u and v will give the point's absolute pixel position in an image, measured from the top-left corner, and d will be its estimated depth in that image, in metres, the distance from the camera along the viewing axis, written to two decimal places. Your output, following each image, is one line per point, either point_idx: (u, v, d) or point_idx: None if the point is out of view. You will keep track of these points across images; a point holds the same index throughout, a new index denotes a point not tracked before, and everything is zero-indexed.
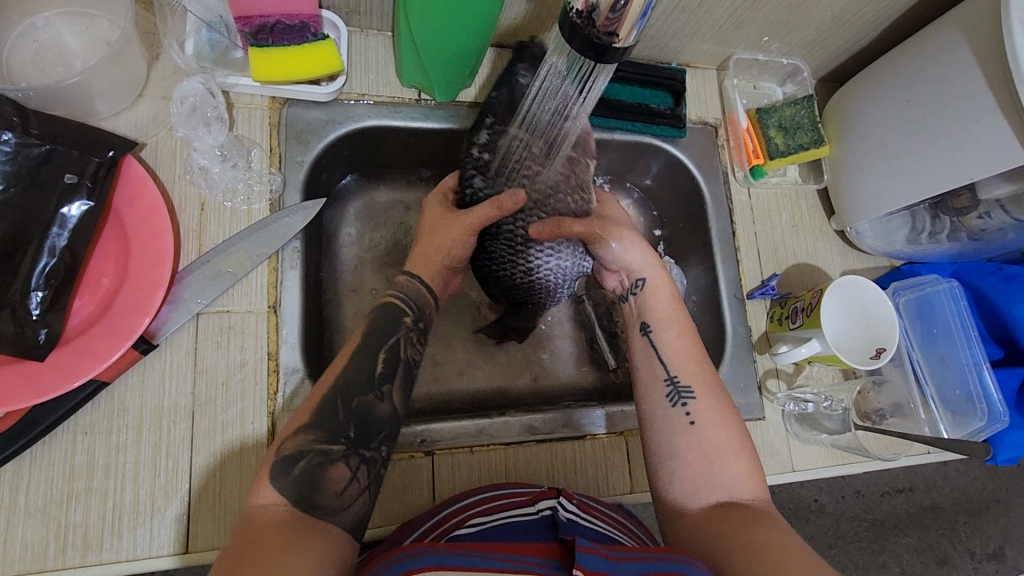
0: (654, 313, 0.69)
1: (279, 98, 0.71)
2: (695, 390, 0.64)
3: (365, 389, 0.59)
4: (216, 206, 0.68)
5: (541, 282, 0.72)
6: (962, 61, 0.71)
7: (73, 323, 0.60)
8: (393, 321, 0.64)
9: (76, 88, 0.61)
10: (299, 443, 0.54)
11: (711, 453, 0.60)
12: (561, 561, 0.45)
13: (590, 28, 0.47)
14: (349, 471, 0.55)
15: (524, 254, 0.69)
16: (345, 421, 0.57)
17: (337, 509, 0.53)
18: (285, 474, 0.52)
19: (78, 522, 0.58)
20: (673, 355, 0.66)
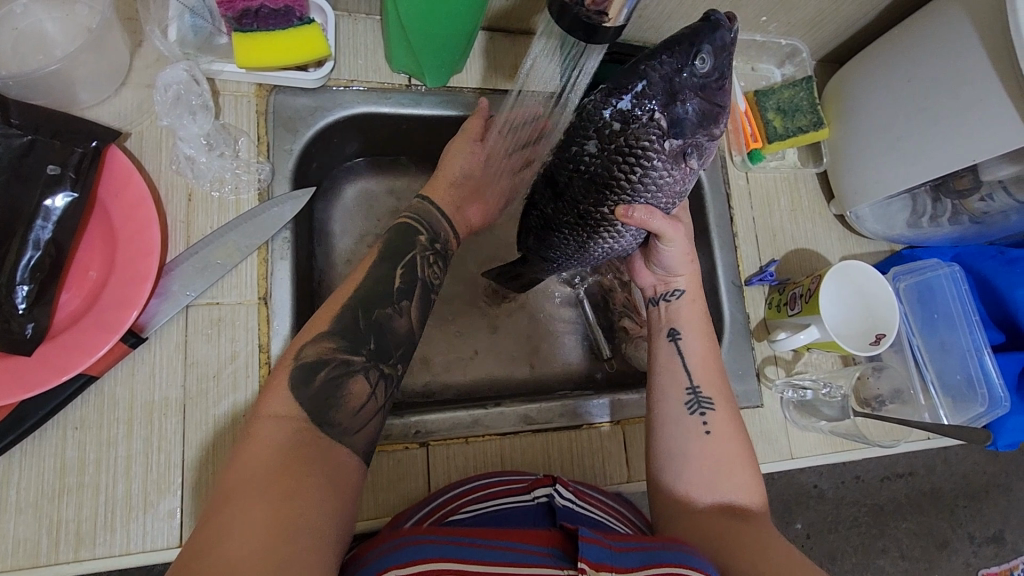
0: (684, 322, 0.68)
1: (266, 85, 0.70)
2: (715, 401, 0.64)
3: (387, 301, 0.59)
4: (204, 196, 0.67)
5: (595, 254, 0.66)
6: (965, 38, 0.69)
7: (60, 317, 0.59)
8: (408, 239, 0.63)
9: (57, 76, 0.59)
10: (320, 352, 0.54)
11: (720, 464, 0.62)
12: (564, 550, 0.46)
13: (579, 8, 0.45)
14: (367, 387, 0.55)
15: (596, 234, 0.62)
16: (366, 332, 0.56)
17: (349, 431, 0.52)
18: (306, 384, 0.52)
19: (71, 516, 0.57)
20: (697, 364, 0.66)
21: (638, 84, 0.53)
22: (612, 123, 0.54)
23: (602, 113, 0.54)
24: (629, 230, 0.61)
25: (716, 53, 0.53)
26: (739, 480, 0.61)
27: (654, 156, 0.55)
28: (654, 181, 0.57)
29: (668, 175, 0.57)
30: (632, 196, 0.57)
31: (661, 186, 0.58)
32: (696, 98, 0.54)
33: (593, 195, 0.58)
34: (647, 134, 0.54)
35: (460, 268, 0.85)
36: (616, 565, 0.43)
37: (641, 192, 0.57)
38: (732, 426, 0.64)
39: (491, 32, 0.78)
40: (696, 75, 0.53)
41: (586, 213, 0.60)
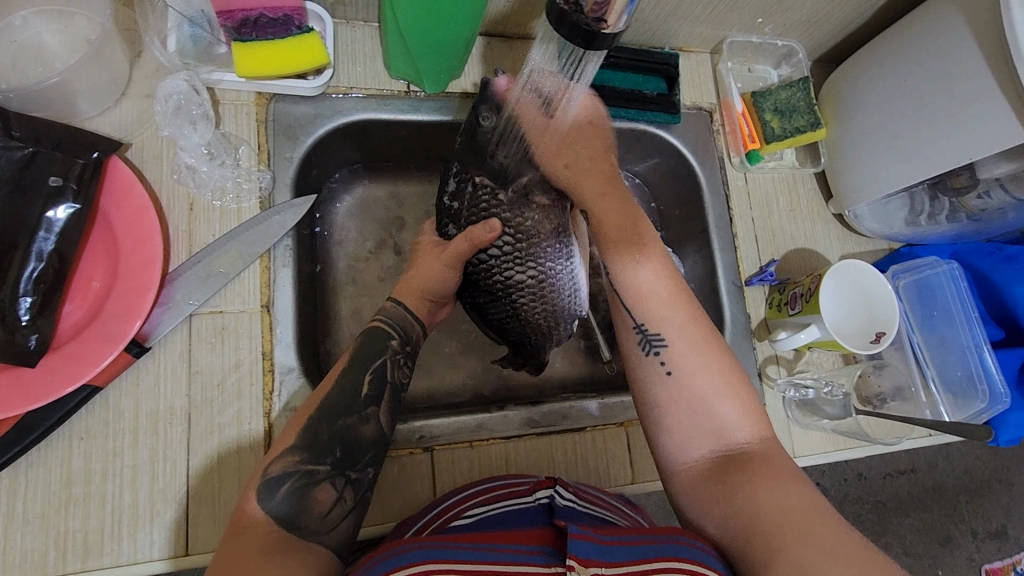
0: (619, 250, 0.64)
1: (266, 93, 0.70)
2: (665, 334, 0.61)
3: (350, 410, 0.57)
4: (205, 205, 0.67)
5: (550, 321, 0.66)
6: (960, 36, 0.70)
7: (63, 328, 0.59)
8: (379, 345, 0.62)
9: (57, 88, 0.60)
10: (285, 467, 0.52)
11: (699, 399, 0.58)
12: (555, 548, 0.46)
13: (578, 15, 0.45)
14: (335, 492, 0.53)
15: (526, 302, 0.64)
16: (329, 443, 0.55)
17: (320, 530, 0.51)
18: (272, 495, 0.51)
19: (77, 527, 0.57)
20: (639, 298, 0.63)
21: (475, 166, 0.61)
22: (455, 205, 0.63)
23: (453, 223, 0.63)
24: (540, 275, 0.63)
25: (500, 106, 0.61)
26: (734, 409, 0.58)
27: (505, 214, 0.61)
28: (519, 224, 0.61)
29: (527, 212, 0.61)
30: (512, 254, 0.62)
31: (530, 227, 0.61)
32: (501, 146, 0.60)
33: (479, 266, 0.63)
34: (488, 202, 0.61)
35: None
36: (604, 561, 0.44)
37: (517, 244, 0.61)
38: (704, 354, 0.60)
39: (489, 37, 0.78)
40: (486, 128, 0.60)
41: (489, 285, 0.64)
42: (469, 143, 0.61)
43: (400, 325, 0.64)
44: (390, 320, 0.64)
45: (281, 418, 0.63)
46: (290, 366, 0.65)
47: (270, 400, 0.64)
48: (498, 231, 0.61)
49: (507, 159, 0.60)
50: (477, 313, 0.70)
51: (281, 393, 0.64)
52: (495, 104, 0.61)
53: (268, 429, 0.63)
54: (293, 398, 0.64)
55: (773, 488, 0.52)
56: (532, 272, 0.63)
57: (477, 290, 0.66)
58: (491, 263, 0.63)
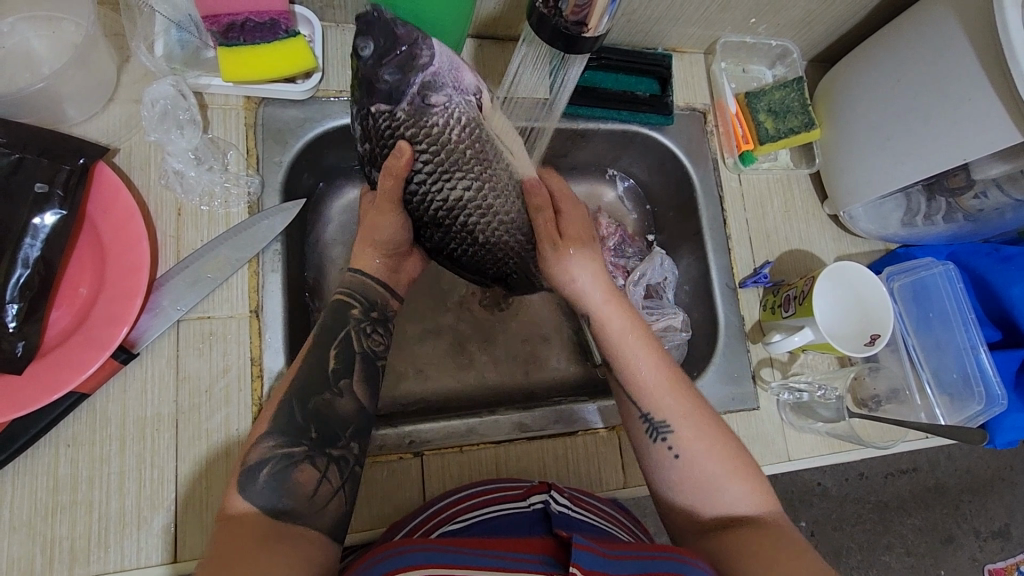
0: (625, 352, 0.62)
1: (254, 97, 0.70)
2: (672, 423, 0.59)
3: (321, 387, 0.57)
4: (193, 210, 0.66)
5: (506, 237, 0.64)
6: (953, 36, 0.69)
7: (50, 335, 0.59)
8: (342, 315, 0.62)
9: (43, 94, 0.59)
10: (262, 453, 0.52)
11: (707, 480, 0.57)
12: (557, 558, 0.45)
13: (558, 19, 0.45)
14: (317, 472, 0.53)
15: (475, 219, 0.61)
16: (306, 423, 0.55)
17: (308, 513, 0.51)
18: (253, 481, 0.51)
19: (64, 534, 0.57)
20: (651, 386, 0.60)
21: (374, 102, 0.55)
22: (366, 144, 0.58)
23: (376, 167, 0.59)
24: (478, 184, 0.58)
25: (382, 34, 0.53)
26: (742, 489, 0.57)
27: (410, 130, 0.55)
28: (432, 135, 0.55)
29: (433, 120, 0.55)
30: (439, 169, 0.57)
31: (443, 131, 0.55)
32: (390, 65, 0.53)
33: (413, 198, 0.59)
34: (395, 129, 0.55)
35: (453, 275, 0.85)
36: (609, 571, 0.43)
37: (438, 156, 0.56)
38: (711, 435, 0.59)
39: (479, 39, 0.78)
40: (367, 54, 0.54)
41: (433, 216, 0.60)
42: (357, 76, 0.55)
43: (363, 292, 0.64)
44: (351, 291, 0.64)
45: None
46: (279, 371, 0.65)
47: (258, 406, 0.64)
48: (410, 155, 0.55)
49: (395, 79, 0.53)
50: (430, 247, 0.65)
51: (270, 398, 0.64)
52: (374, 31, 0.54)
53: None
54: None
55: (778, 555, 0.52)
56: (470, 183, 0.58)
57: (424, 225, 0.62)
58: (426, 193, 0.58)
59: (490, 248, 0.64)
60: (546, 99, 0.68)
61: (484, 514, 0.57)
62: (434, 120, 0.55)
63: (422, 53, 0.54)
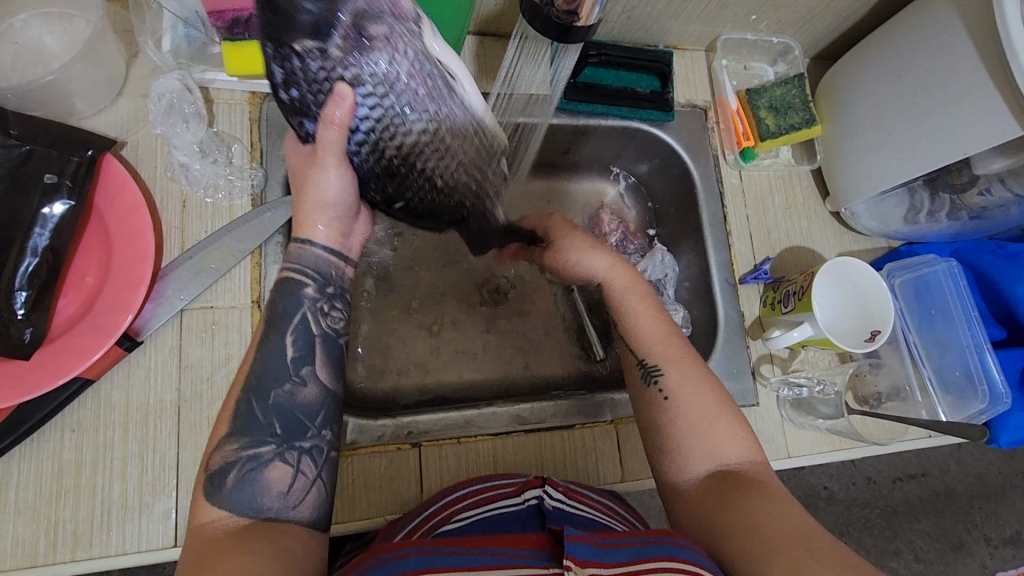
0: (622, 304, 0.66)
1: (259, 93, 0.71)
2: (663, 363, 0.62)
3: (281, 378, 0.54)
4: (197, 202, 0.68)
5: (465, 176, 0.55)
6: (954, 31, 0.69)
7: (57, 322, 0.60)
8: (293, 296, 0.56)
9: (53, 87, 0.61)
10: (227, 454, 0.50)
11: (694, 422, 0.59)
12: (551, 552, 0.45)
13: (550, 8, 0.46)
14: (289, 469, 0.51)
15: (433, 164, 0.52)
16: (268, 419, 0.52)
17: (287, 509, 0.50)
18: (222, 486, 0.49)
19: (68, 517, 0.59)
20: (644, 333, 0.64)
21: (300, 39, 0.41)
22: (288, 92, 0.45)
23: (307, 117, 0.47)
24: (436, 126, 0.49)
25: None
26: (727, 438, 0.58)
27: (347, 69, 0.44)
28: (378, 79, 0.44)
29: (380, 58, 0.44)
30: (392, 105, 0.46)
31: (392, 66, 0.44)
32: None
33: (364, 149, 0.50)
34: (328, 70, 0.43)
35: (454, 270, 0.86)
36: (604, 561, 0.43)
37: (387, 88, 0.45)
38: (698, 381, 0.61)
39: (481, 36, 0.79)
40: None
41: (386, 168, 0.51)
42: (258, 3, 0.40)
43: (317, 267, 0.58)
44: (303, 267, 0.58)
45: None
46: None
47: None
48: (353, 100, 0.45)
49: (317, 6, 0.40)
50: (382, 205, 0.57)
51: None
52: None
53: None
54: None
55: (770, 506, 0.52)
56: (425, 123, 0.48)
57: (375, 179, 0.53)
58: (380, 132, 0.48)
59: (449, 196, 0.56)
60: (542, 96, 0.68)
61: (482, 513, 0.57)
62: (381, 57, 0.44)
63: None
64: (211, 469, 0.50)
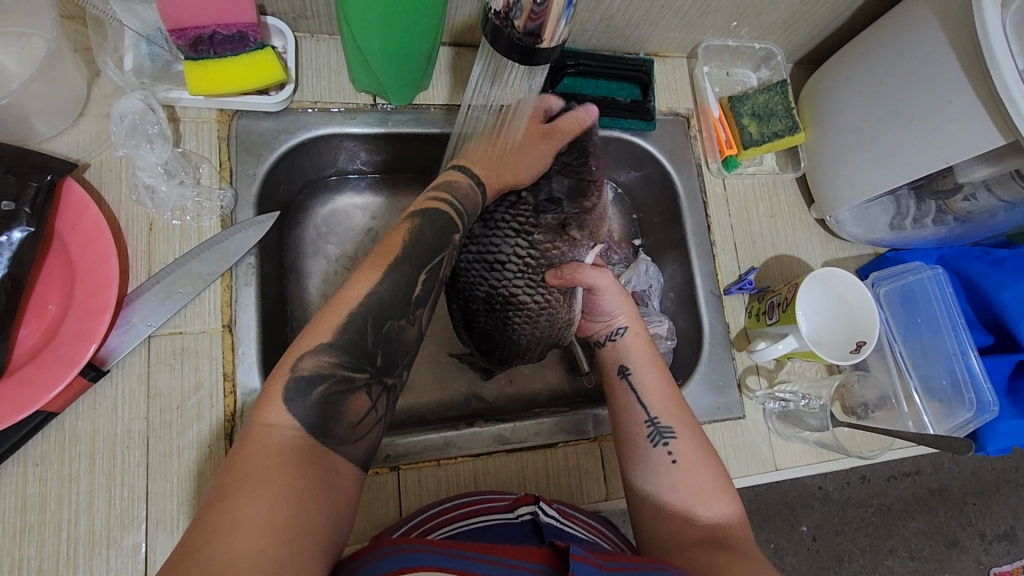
0: (631, 355, 0.67)
1: (227, 110, 0.69)
2: (676, 429, 0.62)
3: (399, 312, 0.54)
4: (165, 225, 0.66)
5: (524, 342, 0.70)
6: (932, 36, 0.68)
7: (18, 353, 0.59)
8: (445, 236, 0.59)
9: (8, 110, 0.59)
10: (318, 365, 0.49)
11: (686, 489, 0.59)
12: (552, 566, 0.44)
13: (511, 30, 0.44)
14: (368, 402, 0.52)
15: (515, 321, 0.68)
16: (373, 349, 0.52)
17: (347, 441, 0.50)
18: (302, 397, 0.48)
19: (32, 554, 0.57)
20: (652, 396, 0.64)
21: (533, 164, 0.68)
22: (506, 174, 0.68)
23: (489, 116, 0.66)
24: (542, 301, 0.67)
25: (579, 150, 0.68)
26: (712, 501, 0.58)
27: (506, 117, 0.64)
28: (540, 253, 0.66)
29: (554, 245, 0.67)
30: (524, 270, 0.66)
31: (552, 255, 0.67)
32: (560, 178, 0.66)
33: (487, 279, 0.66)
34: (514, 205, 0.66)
35: None
36: None
37: (535, 265, 0.66)
38: (703, 452, 0.61)
39: (456, 47, 0.77)
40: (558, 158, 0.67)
41: (487, 296, 0.67)
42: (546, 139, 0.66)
43: (462, 207, 0.61)
44: (454, 203, 0.61)
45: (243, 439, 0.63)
46: (252, 386, 0.64)
47: (231, 421, 0.63)
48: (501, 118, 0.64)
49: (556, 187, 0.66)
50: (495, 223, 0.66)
51: (243, 414, 0.64)
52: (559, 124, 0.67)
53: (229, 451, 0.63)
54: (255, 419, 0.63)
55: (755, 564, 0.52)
56: (537, 296, 0.67)
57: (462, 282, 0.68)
58: (503, 270, 0.66)
59: (507, 340, 0.70)
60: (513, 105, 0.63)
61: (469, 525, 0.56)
62: (559, 246, 0.67)
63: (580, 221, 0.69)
64: (296, 378, 0.48)
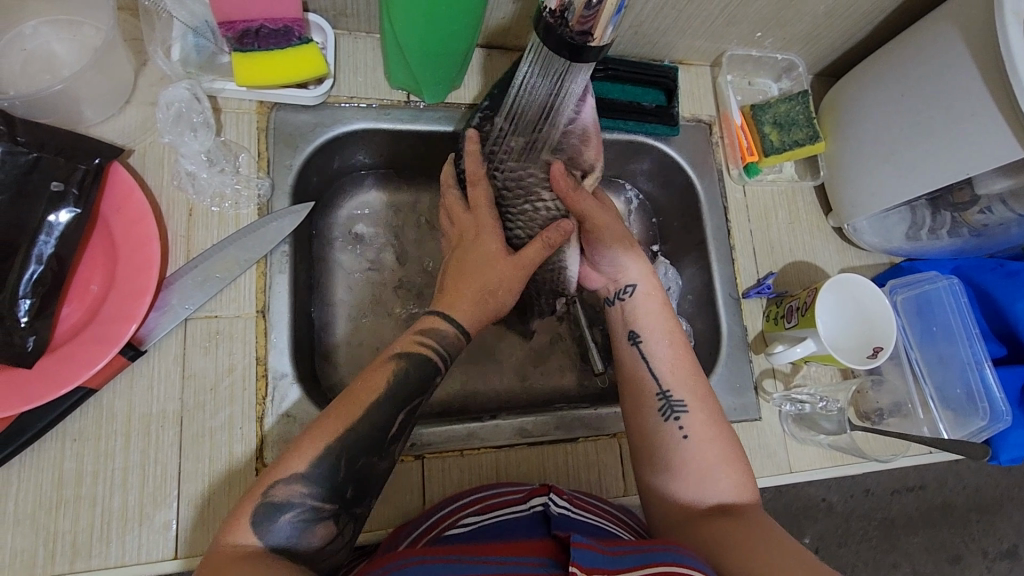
0: (646, 323, 0.68)
1: (267, 102, 0.71)
2: (688, 403, 0.63)
3: (376, 449, 0.55)
4: (204, 211, 0.68)
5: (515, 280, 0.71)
6: (954, 50, 0.70)
7: (61, 330, 0.60)
8: (426, 374, 0.59)
9: (62, 95, 0.61)
10: (291, 494, 0.50)
11: (699, 468, 0.60)
12: (557, 559, 0.45)
13: (563, 29, 0.47)
14: (335, 528, 0.52)
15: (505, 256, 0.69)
16: (346, 482, 0.53)
17: (313, 563, 0.51)
18: (272, 520, 0.50)
19: (67, 528, 0.58)
20: (666, 365, 0.65)
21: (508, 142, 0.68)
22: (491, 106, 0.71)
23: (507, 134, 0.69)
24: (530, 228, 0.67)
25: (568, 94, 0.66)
26: (723, 477, 0.59)
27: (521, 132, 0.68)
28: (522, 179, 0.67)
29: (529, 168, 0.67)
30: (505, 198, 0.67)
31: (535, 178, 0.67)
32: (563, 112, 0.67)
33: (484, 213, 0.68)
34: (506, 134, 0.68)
35: None
36: (612, 569, 0.43)
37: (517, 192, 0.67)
38: (714, 431, 0.61)
39: (488, 49, 0.80)
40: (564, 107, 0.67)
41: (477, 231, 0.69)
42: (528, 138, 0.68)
43: (447, 352, 0.61)
44: (439, 348, 0.61)
45: (274, 423, 0.64)
46: (284, 371, 0.66)
47: (262, 405, 0.65)
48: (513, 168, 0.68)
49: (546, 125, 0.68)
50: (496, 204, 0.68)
51: (274, 398, 0.65)
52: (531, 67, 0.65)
53: (260, 434, 0.64)
54: (285, 403, 0.65)
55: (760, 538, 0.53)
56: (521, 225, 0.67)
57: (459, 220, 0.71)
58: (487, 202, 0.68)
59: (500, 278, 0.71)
60: (551, 105, 0.66)
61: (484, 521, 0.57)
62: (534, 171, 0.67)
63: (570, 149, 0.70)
64: (267, 503, 0.50)
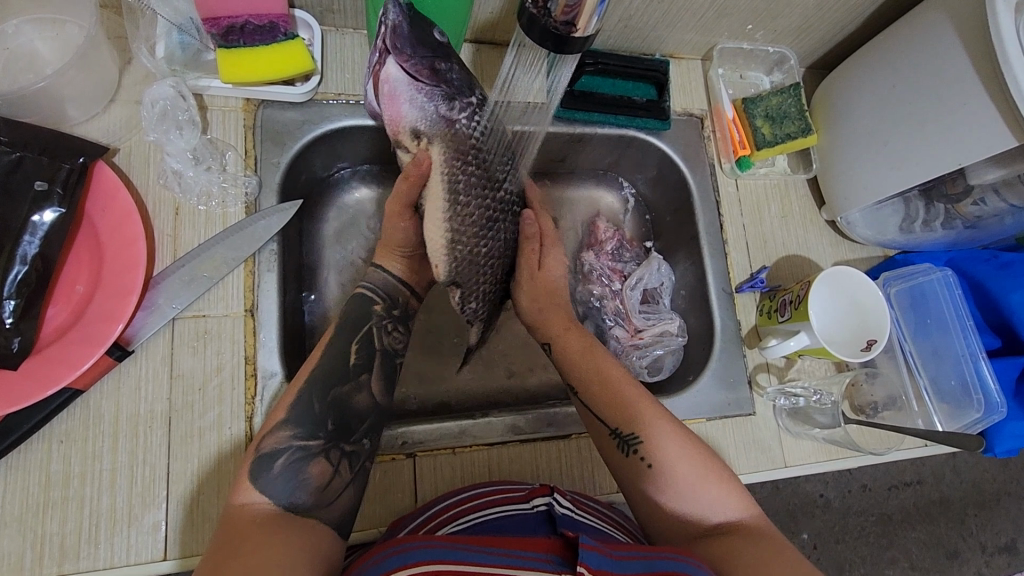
0: (584, 372, 0.66)
1: (253, 100, 0.71)
2: (641, 432, 0.60)
3: (344, 378, 0.60)
4: (191, 210, 0.67)
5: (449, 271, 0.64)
6: (945, 39, 0.70)
7: (46, 331, 0.60)
8: (365, 309, 0.65)
9: (44, 93, 0.60)
10: (278, 442, 0.54)
11: (678, 487, 0.58)
12: (563, 556, 0.43)
13: (547, 19, 0.46)
14: (330, 466, 0.55)
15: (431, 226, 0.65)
16: (323, 415, 0.57)
17: (319, 506, 0.53)
18: (267, 471, 0.52)
19: (55, 530, 0.57)
20: (609, 404, 0.63)
21: (444, 113, 0.57)
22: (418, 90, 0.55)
23: (444, 105, 0.56)
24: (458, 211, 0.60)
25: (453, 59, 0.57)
26: (708, 495, 0.58)
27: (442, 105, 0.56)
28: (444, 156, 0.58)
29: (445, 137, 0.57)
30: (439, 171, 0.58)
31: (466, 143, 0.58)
32: (455, 71, 0.57)
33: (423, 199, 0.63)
34: (424, 111, 0.56)
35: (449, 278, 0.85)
36: (616, 571, 0.42)
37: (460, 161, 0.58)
38: (676, 439, 0.60)
39: (477, 44, 0.79)
40: (452, 73, 0.56)
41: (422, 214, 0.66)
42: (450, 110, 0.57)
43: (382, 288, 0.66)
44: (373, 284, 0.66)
45: (262, 423, 0.63)
46: (273, 371, 0.65)
47: (251, 404, 0.64)
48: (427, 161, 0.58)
49: (457, 82, 0.57)
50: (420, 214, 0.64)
51: (263, 398, 0.64)
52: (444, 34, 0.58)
53: (249, 433, 0.63)
54: (274, 403, 0.64)
55: (768, 552, 0.52)
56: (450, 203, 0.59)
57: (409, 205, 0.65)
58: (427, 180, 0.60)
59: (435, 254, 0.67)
60: (541, 103, 0.67)
61: (480, 517, 0.56)
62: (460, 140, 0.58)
63: (468, 129, 0.58)
64: (262, 452, 0.53)
